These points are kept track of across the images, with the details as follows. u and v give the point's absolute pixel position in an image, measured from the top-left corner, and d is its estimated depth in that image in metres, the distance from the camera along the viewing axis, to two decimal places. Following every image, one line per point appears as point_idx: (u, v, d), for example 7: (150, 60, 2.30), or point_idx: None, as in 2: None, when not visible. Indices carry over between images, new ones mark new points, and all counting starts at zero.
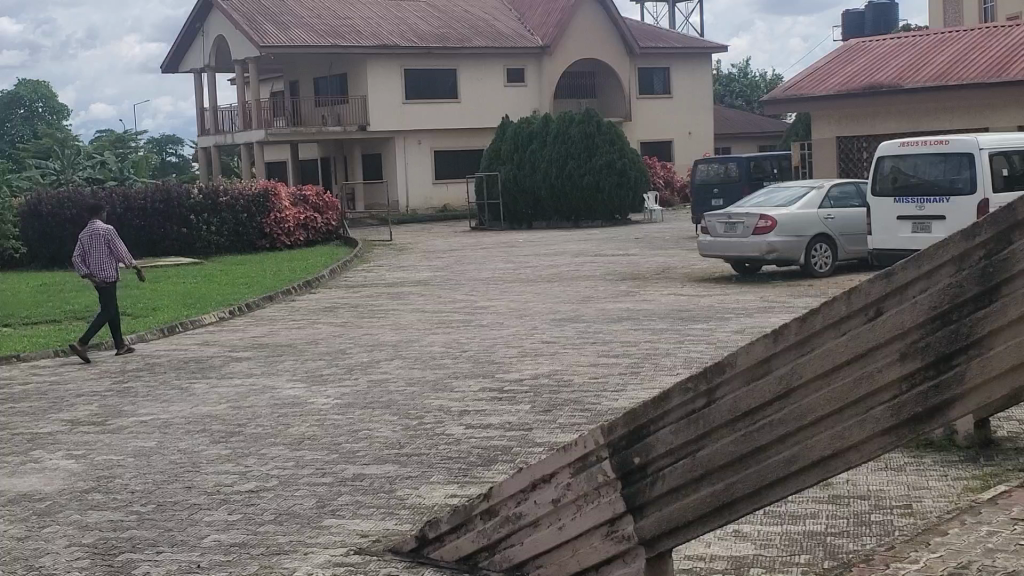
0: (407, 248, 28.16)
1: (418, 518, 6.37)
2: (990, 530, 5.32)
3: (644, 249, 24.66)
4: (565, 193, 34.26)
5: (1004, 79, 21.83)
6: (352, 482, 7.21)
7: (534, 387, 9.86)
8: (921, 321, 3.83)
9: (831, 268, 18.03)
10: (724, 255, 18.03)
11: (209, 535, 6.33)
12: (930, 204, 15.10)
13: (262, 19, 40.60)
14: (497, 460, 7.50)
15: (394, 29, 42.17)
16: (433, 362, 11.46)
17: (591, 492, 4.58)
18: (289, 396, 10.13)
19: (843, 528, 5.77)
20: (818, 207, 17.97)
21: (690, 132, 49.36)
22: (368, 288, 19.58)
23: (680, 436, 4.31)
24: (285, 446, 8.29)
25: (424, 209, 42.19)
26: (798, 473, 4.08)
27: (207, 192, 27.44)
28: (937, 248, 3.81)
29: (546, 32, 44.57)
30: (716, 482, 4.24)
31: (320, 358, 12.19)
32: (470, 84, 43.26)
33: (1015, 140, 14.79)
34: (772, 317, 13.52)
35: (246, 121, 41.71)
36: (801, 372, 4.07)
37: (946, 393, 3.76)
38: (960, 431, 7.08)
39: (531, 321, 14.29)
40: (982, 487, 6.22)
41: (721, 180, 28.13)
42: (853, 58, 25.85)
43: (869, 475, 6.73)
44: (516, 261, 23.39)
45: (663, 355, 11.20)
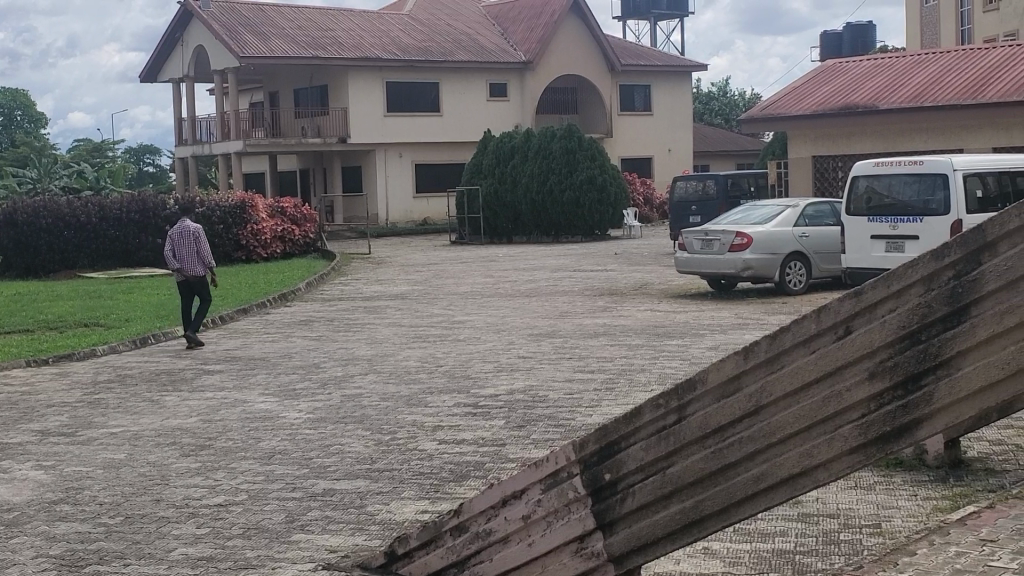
0: (385, 262, 28.05)
1: (388, 533, 6.34)
2: (959, 551, 5.33)
3: (622, 266, 24.68)
4: (546, 208, 34.27)
5: (979, 102, 21.97)
6: (322, 497, 7.17)
7: (509, 403, 9.84)
8: (891, 341, 3.83)
9: (805, 286, 18.07)
10: (700, 272, 18.14)
11: (177, 548, 6.28)
12: (904, 223, 15.19)
13: (244, 30, 40.59)
14: (470, 476, 7.48)
15: (376, 41, 42.17)
16: (408, 377, 11.45)
17: (560, 509, 4.55)
18: (259, 410, 10.08)
19: (813, 546, 5.78)
20: (793, 225, 18.07)
21: (669, 150, 49.58)
22: (344, 301, 19.55)
23: (650, 452, 4.28)
24: (255, 460, 8.24)
25: (404, 223, 42.23)
26: (767, 490, 4.06)
27: (184, 202, 27.36)
28: (907, 268, 3.81)
29: (528, 48, 44.62)
30: (685, 500, 4.22)
31: (293, 372, 12.13)
32: (450, 97, 43.26)
33: (988, 161, 14.92)
34: (746, 334, 13.56)
35: (224, 132, 41.48)
36: (770, 391, 4.06)
37: (915, 412, 3.76)
38: (930, 451, 7.10)
39: (509, 336, 14.28)
40: (951, 507, 6.23)
41: (699, 197, 28.28)
42: (831, 78, 26.00)
43: (838, 493, 6.74)
44: (494, 276, 23.39)
45: (638, 371, 11.21)
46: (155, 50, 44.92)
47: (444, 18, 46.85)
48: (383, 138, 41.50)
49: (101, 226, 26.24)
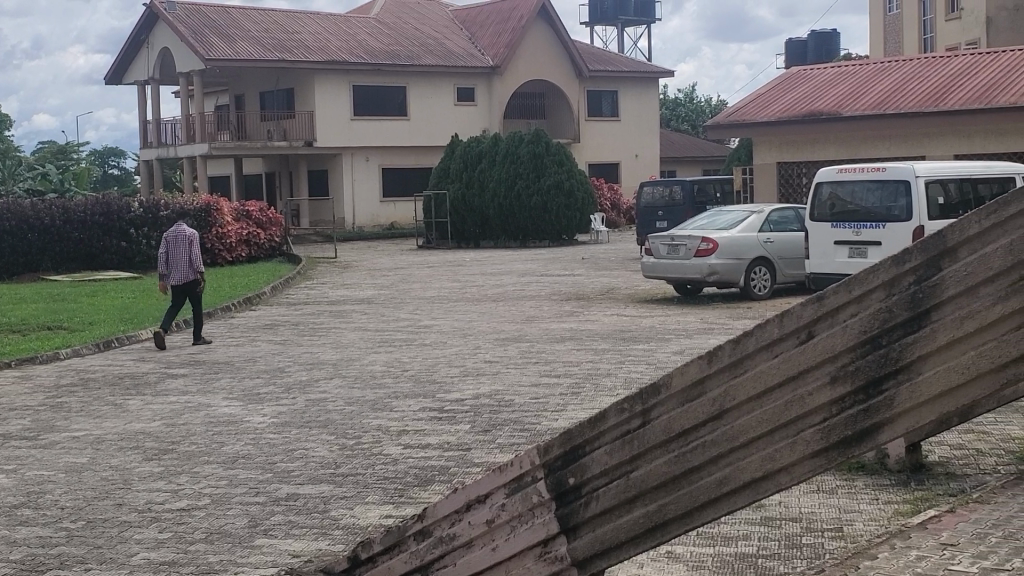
0: (352, 266, 27.99)
1: (352, 538, 6.31)
2: (920, 555, 5.37)
3: (588, 271, 24.70)
4: (513, 213, 34.27)
5: (940, 109, 22.25)
6: (285, 502, 7.13)
7: (474, 407, 9.82)
8: (853, 344, 3.63)
9: (770, 291, 18.19)
10: (666, 277, 18.20)
11: (138, 553, 6.24)
12: (866, 229, 15.32)
13: (209, 33, 40.38)
14: (434, 480, 7.47)
15: (342, 45, 42.02)
16: (374, 381, 11.42)
17: (525, 513, 4.27)
18: (223, 414, 10.02)
19: (775, 550, 5.81)
20: (758, 230, 18.15)
21: (636, 155, 49.75)
22: (309, 306, 19.47)
23: (614, 457, 4.05)
24: (218, 464, 8.20)
25: (370, 227, 42.15)
26: (730, 494, 3.83)
27: (148, 205, 27.31)
28: (868, 273, 3.62)
29: (496, 53, 44.61)
30: (649, 504, 3.98)
31: (258, 376, 12.07)
32: (418, 101, 43.19)
33: (949, 168, 15.02)
34: (711, 339, 13.61)
35: (189, 135, 41.26)
36: (732, 396, 3.84)
37: (876, 417, 3.56)
38: (892, 455, 7.17)
39: (475, 340, 14.27)
40: (912, 511, 6.28)
41: (665, 203, 28.35)
42: (795, 85, 26.18)
43: (800, 497, 6.79)
44: (462, 280, 23.39)
45: (604, 375, 11.24)
46: (120, 53, 44.63)
47: (411, 22, 46.77)
48: (350, 141, 41.37)
49: (64, 229, 26.03)
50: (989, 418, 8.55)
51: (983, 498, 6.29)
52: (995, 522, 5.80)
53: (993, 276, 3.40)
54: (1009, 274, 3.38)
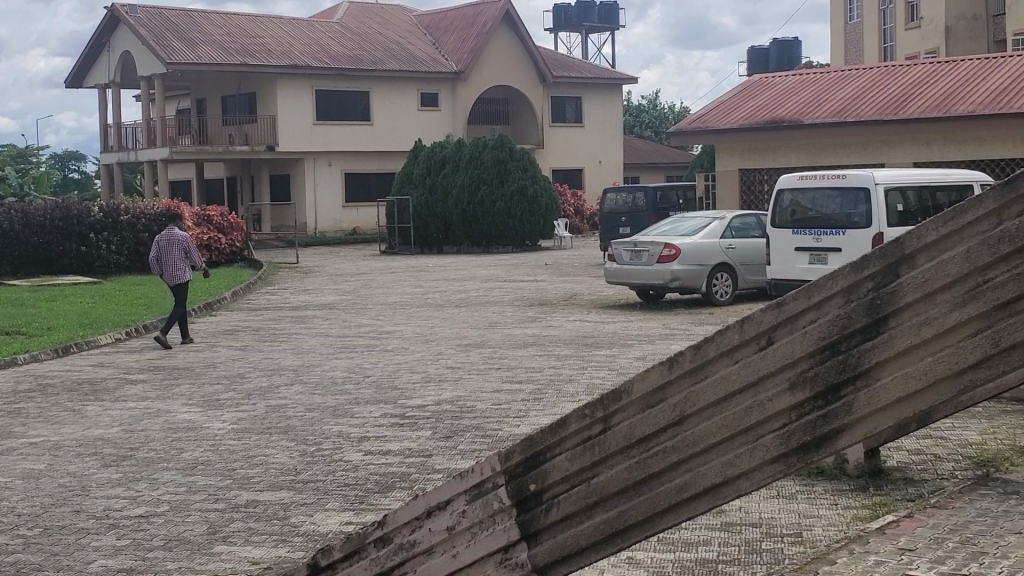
0: (314, 272, 27.87)
1: (311, 545, 6.28)
2: (878, 560, 5.40)
3: (551, 276, 24.70)
4: (477, 219, 34.27)
5: (900, 118, 22.47)
6: (245, 508, 7.08)
7: (436, 414, 9.80)
8: (811, 351, 3.38)
9: (731, 297, 18.26)
10: (629, 283, 18.24)
11: (96, 560, 6.17)
12: (827, 236, 15.45)
13: (170, 36, 40.12)
14: (394, 487, 7.43)
15: (306, 49, 41.86)
16: (334, 387, 11.34)
17: (485, 520, 3.90)
18: (182, 420, 9.94)
19: (735, 556, 5.82)
20: (720, 237, 18.23)
21: (600, 161, 49.89)
22: (270, 311, 19.36)
23: (575, 462, 3.73)
24: (177, 471, 8.12)
25: (333, 232, 42.08)
26: (689, 499, 3.55)
27: (108, 209, 27.05)
28: (826, 279, 3.38)
29: (460, 58, 44.56)
30: (610, 509, 3.67)
31: (217, 382, 11.98)
32: (382, 107, 43.12)
33: (909, 176, 15.13)
34: (672, 345, 13.66)
35: (150, 139, 40.95)
36: (693, 401, 3.56)
37: (835, 423, 3.32)
38: (851, 461, 7.22)
39: (437, 346, 14.25)
40: (871, 516, 6.32)
41: (628, 209, 28.48)
42: (758, 92, 26.32)
43: (760, 503, 6.82)
44: (424, 286, 23.34)
45: (567, 381, 11.23)
46: (80, 57, 44.31)
47: (375, 27, 46.68)
48: (312, 147, 41.22)
49: (22, 232, 25.77)
50: (947, 424, 8.63)
51: (940, 503, 6.34)
52: (952, 527, 5.85)
53: (951, 283, 3.20)
54: (966, 281, 3.18)
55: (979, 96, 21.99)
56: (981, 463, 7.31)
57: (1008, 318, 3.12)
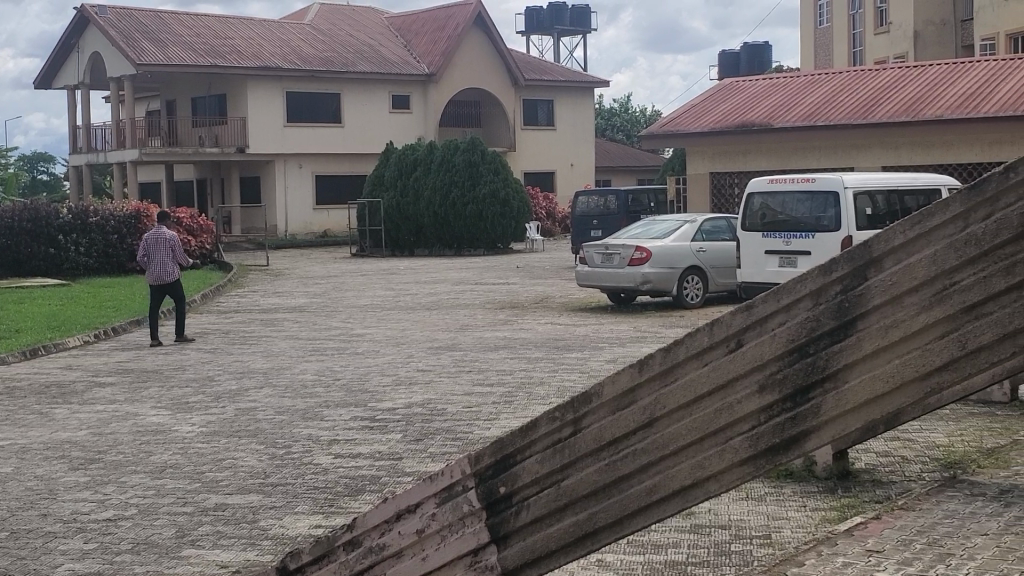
0: (283, 274, 27.79)
1: (280, 548, 6.25)
2: (846, 561, 5.43)
3: (523, 279, 24.73)
4: (449, 222, 34.24)
5: (869, 122, 22.63)
6: (213, 512, 7.04)
7: (406, 417, 9.77)
8: (780, 353, 3.38)
9: (702, 300, 18.30)
10: (601, 286, 18.28)
11: (63, 564, 6.12)
12: (796, 239, 15.53)
13: (140, 37, 39.90)
14: (364, 490, 7.40)
15: (276, 51, 41.70)
16: (304, 391, 11.29)
17: (455, 523, 3.87)
18: (151, 423, 9.87)
19: (705, 558, 5.83)
20: (691, 240, 18.29)
21: (573, 164, 49.96)
22: (240, 314, 19.27)
23: (545, 465, 3.71)
24: (146, 475, 8.06)
25: (304, 235, 41.91)
26: (660, 501, 3.54)
27: (77, 211, 26.87)
28: (795, 281, 3.37)
29: (432, 60, 44.52)
30: (579, 512, 3.66)
31: (186, 385, 11.89)
32: (353, 108, 43.04)
33: (878, 180, 15.28)
34: (643, 347, 13.69)
35: (120, 140, 40.71)
36: (664, 404, 3.54)
37: (803, 425, 3.33)
38: (819, 462, 7.25)
39: (408, 349, 14.22)
40: (839, 518, 6.34)
41: (600, 212, 28.56)
42: (728, 96, 26.44)
43: (730, 505, 6.83)
44: (396, 288, 23.29)
45: (538, 384, 11.21)
46: (49, 58, 43.97)
47: (346, 29, 46.57)
48: (283, 148, 41.07)
49: None
50: (914, 426, 8.69)
51: (908, 505, 6.38)
52: (919, 529, 5.89)
53: (919, 286, 3.22)
54: (934, 284, 3.20)
55: (947, 101, 22.18)
56: (949, 465, 7.36)
57: (975, 321, 3.15)
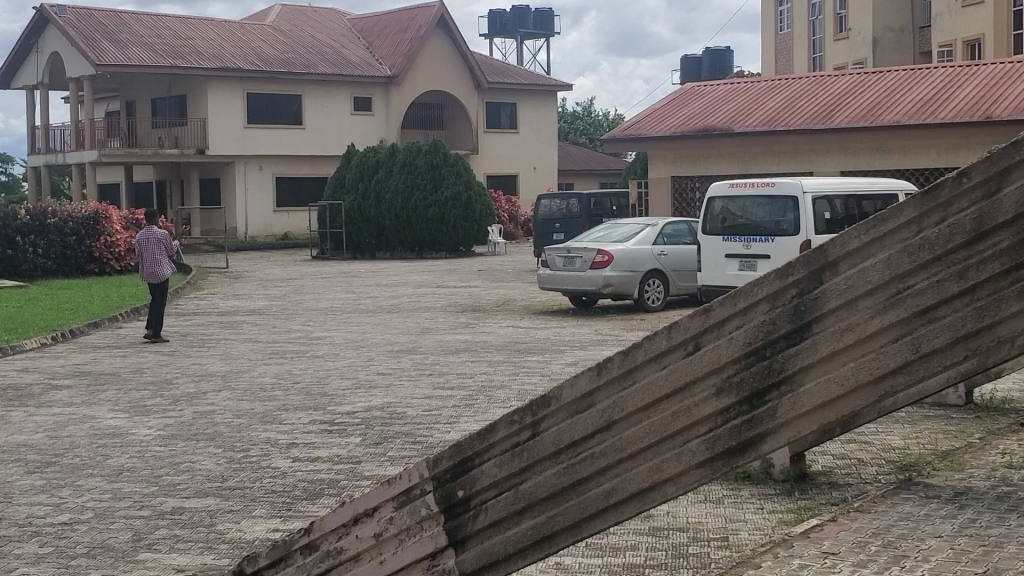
0: (243, 277, 27.61)
1: (237, 552, 6.20)
2: (802, 564, 5.46)
3: (484, 282, 24.71)
4: (410, 224, 34.15)
5: (829, 127, 22.83)
6: (170, 515, 6.99)
7: (366, 420, 9.74)
8: (738, 356, 3.38)
9: (662, 304, 18.37)
10: (563, 289, 18.33)
11: (17, 569, 6.04)
12: (756, 243, 15.62)
13: (99, 37, 39.59)
14: (322, 494, 7.38)
15: (237, 52, 41.45)
16: (263, 394, 11.23)
17: (412, 527, 3.83)
18: (109, 426, 9.77)
19: (662, 561, 5.85)
20: (652, 244, 18.35)
21: (535, 168, 50.05)
22: (199, 316, 19.13)
23: (503, 469, 3.70)
24: (102, 478, 7.98)
25: (263, 237, 41.65)
26: (617, 505, 3.54)
27: (35, 212, 26.58)
28: (752, 284, 3.37)
29: (394, 63, 44.42)
30: (537, 515, 3.65)
31: (144, 389, 11.76)
32: (314, 110, 42.88)
33: (837, 185, 15.41)
34: (603, 350, 13.71)
35: (78, 141, 40.44)
36: (621, 407, 3.54)
37: (759, 428, 3.35)
38: (776, 465, 7.30)
39: (368, 352, 14.16)
40: (796, 520, 6.38)
41: (562, 215, 28.61)
42: (689, 101, 26.56)
43: (688, 507, 6.86)
44: (356, 291, 23.20)
45: (497, 388, 11.20)
46: (7, 57, 43.56)
47: (307, 30, 46.39)
48: (242, 149, 40.82)
49: None
50: (871, 429, 8.77)
51: (863, 507, 6.43)
52: (875, 531, 5.93)
53: (873, 289, 3.23)
54: (888, 288, 3.23)
55: (904, 107, 22.40)
56: (904, 467, 7.44)
57: (928, 325, 3.19)
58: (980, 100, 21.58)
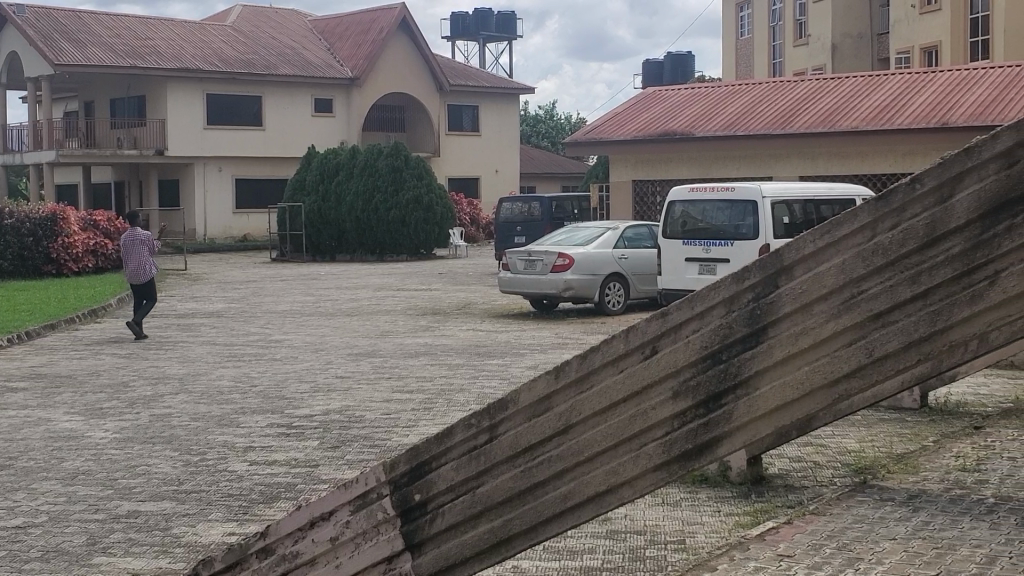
0: (201, 279, 27.42)
1: (193, 556, 6.16)
2: (758, 566, 5.49)
3: (445, 285, 24.68)
4: (370, 227, 34.05)
5: (788, 131, 23.00)
6: (126, 519, 6.92)
7: (324, 423, 9.70)
8: (694, 360, 3.39)
9: (623, 307, 18.46)
10: (524, 292, 18.34)
11: None
12: (716, 247, 15.70)
13: (59, 37, 39.23)
14: (279, 497, 7.34)
15: (197, 52, 41.15)
16: (220, 397, 11.15)
17: (369, 530, 3.80)
18: (64, 429, 9.69)
19: (620, 563, 5.86)
20: (613, 247, 18.39)
21: (497, 170, 50.08)
22: (156, 318, 18.98)
23: (460, 472, 3.70)
24: (58, 481, 7.90)
25: (222, 238, 41.38)
26: (574, 508, 3.55)
27: None
28: (709, 289, 3.38)
29: (355, 65, 44.30)
30: (495, 519, 3.65)
31: (100, 391, 11.69)
32: (275, 111, 42.67)
33: (795, 189, 15.53)
34: (563, 354, 13.74)
35: (36, 141, 40.10)
36: (579, 411, 3.55)
37: (715, 431, 3.36)
38: (733, 468, 7.35)
39: (327, 355, 14.12)
40: (752, 523, 6.42)
41: (524, 218, 28.63)
42: (650, 105, 26.64)
43: (646, 511, 6.88)
44: (315, 294, 23.12)
45: (457, 391, 11.18)
46: None
47: (268, 31, 46.18)
48: (202, 150, 40.54)
49: None
50: (827, 432, 8.83)
51: (819, 510, 6.48)
52: (829, 534, 5.98)
53: (828, 294, 3.25)
54: (843, 293, 3.25)
55: (862, 112, 22.60)
56: (860, 470, 7.49)
57: (882, 329, 3.21)
58: (937, 106, 21.82)
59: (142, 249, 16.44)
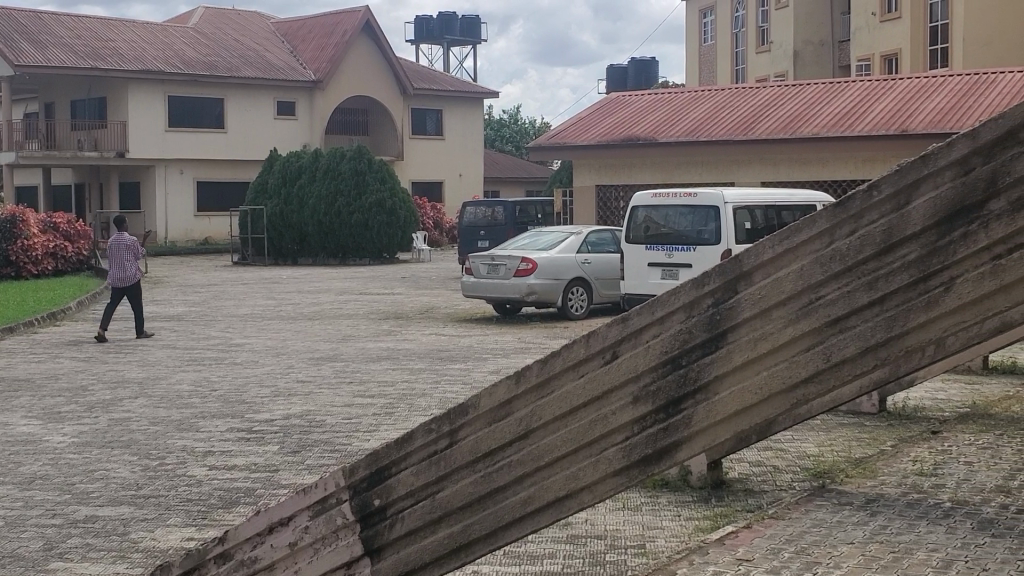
0: (162, 282, 27.25)
1: (151, 561, 6.11)
2: (716, 570, 5.52)
3: (408, 289, 24.63)
4: (333, 230, 33.94)
5: (750, 138, 23.16)
6: (83, 524, 6.86)
7: (284, 428, 9.64)
8: (654, 365, 3.41)
9: (586, 311, 18.50)
10: (486, 296, 18.34)
11: None
12: (678, 252, 15.77)
13: (19, 37, 38.85)
14: (238, 503, 7.29)
15: (159, 54, 40.87)
16: (180, 402, 11.06)
17: (328, 536, 3.79)
18: (21, 433, 9.59)
19: (580, 567, 5.88)
20: (576, 252, 18.45)
21: (461, 174, 50.03)
22: (116, 322, 18.81)
23: (419, 478, 3.70)
24: (14, 486, 7.82)
25: (183, 242, 41.13)
26: (533, 513, 3.54)
27: None
28: (667, 294, 3.40)
29: (318, 67, 44.15)
30: (455, 524, 3.64)
31: (59, 395, 11.58)
32: (237, 113, 42.44)
33: (757, 195, 15.62)
34: (525, 358, 13.75)
35: None
36: (539, 416, 3.55)
37: (674, 436, 3.37)
38: (694, 472, 7.37)
39: (288, 359, 14.06)
40: (711, 527, 6.45)
41: (486, 223, 28.64)
42: (614, 110, 26.74)
43: (607, 515, 6.90)
44: (277, 298, 23.02)
45: (418, 396, 11.15)
46: None
47: (231, 33, 45.93)
48: (163, 153, 40.27)
49: None
50: (787, 436, 8.89)
51: (778, 513, 6.52)
52: (788, 538, 6.03)
53: (785, 300, 3.27)
54: (800, 298, 3.26)
55: (823, 119, 22.78)
56: (818, 474, 7.54)
57: (839, 335, 3.21)
58: (896, 114, 22.03)
59: (127, 254, 16.27)
